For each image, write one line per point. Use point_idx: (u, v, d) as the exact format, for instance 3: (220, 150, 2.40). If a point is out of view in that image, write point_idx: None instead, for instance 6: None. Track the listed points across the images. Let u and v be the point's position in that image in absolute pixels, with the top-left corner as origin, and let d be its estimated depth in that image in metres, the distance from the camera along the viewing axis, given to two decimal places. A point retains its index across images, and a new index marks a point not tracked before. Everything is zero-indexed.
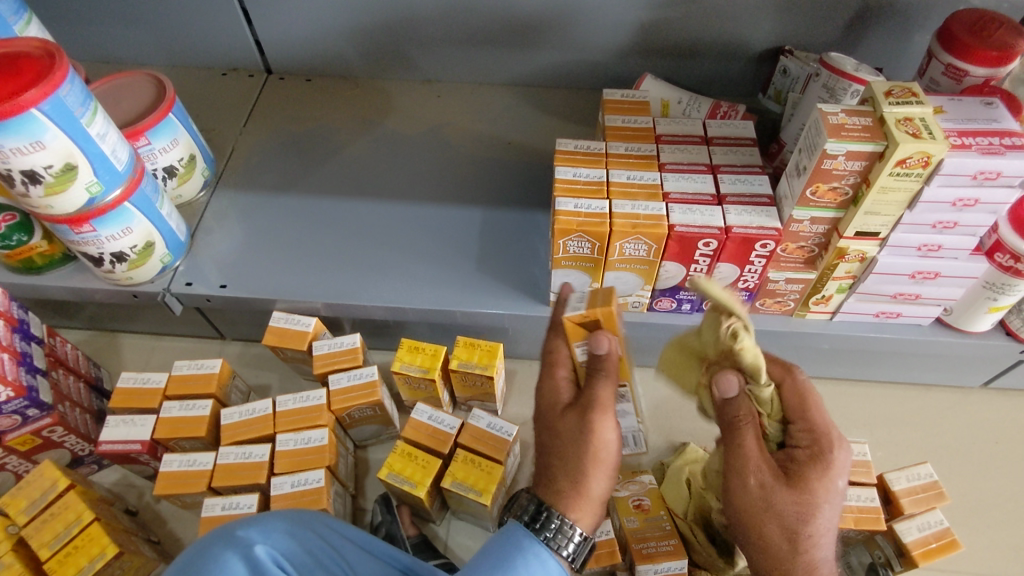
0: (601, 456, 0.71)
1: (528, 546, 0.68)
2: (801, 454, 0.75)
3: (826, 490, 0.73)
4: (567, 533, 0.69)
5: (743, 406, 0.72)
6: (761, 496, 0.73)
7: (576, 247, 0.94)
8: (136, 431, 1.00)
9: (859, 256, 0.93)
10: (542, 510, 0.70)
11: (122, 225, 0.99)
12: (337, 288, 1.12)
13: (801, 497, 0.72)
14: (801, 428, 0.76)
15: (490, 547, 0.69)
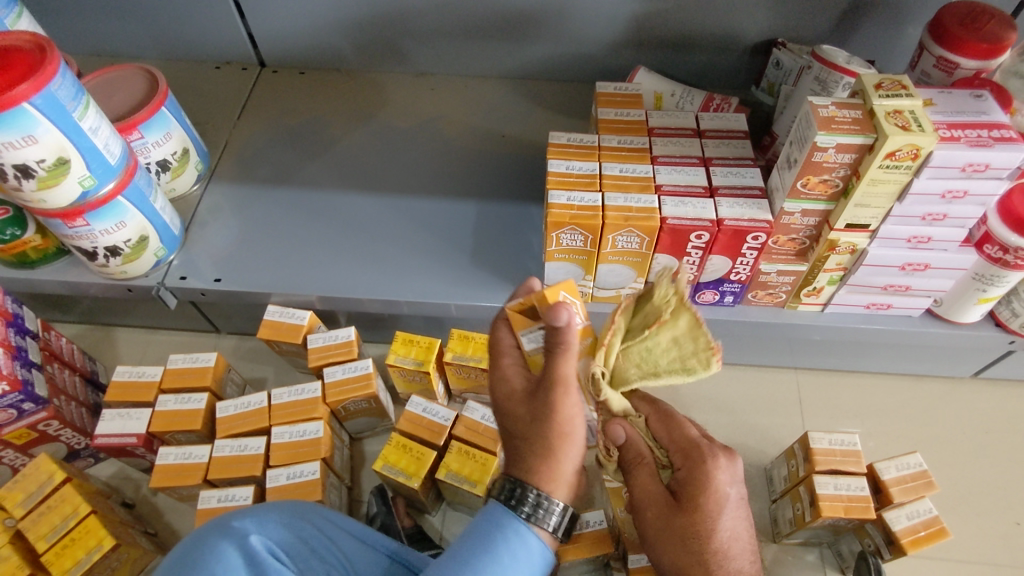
0: (568, 432, 0.64)
1: (507, 526, 0.62)
2: (683, 472, 0.71)
3: (718, 502, 0.68)
4: (549, 509, 0.62)
5: (637, 445, 0.74)
6: (665, 529, 0.70)
7: (569, 240, 0.95)
8: (132, 425, 1.00)
9: (849, 248, 0.94)
10: (519, 486, 0.63)
11: (116, 219, 0.99)
12: (331, 281, 1.12)
13: (696, 512, 0.68)
14: (676, 447, 0.73)
15: (469, 531, 0.64)
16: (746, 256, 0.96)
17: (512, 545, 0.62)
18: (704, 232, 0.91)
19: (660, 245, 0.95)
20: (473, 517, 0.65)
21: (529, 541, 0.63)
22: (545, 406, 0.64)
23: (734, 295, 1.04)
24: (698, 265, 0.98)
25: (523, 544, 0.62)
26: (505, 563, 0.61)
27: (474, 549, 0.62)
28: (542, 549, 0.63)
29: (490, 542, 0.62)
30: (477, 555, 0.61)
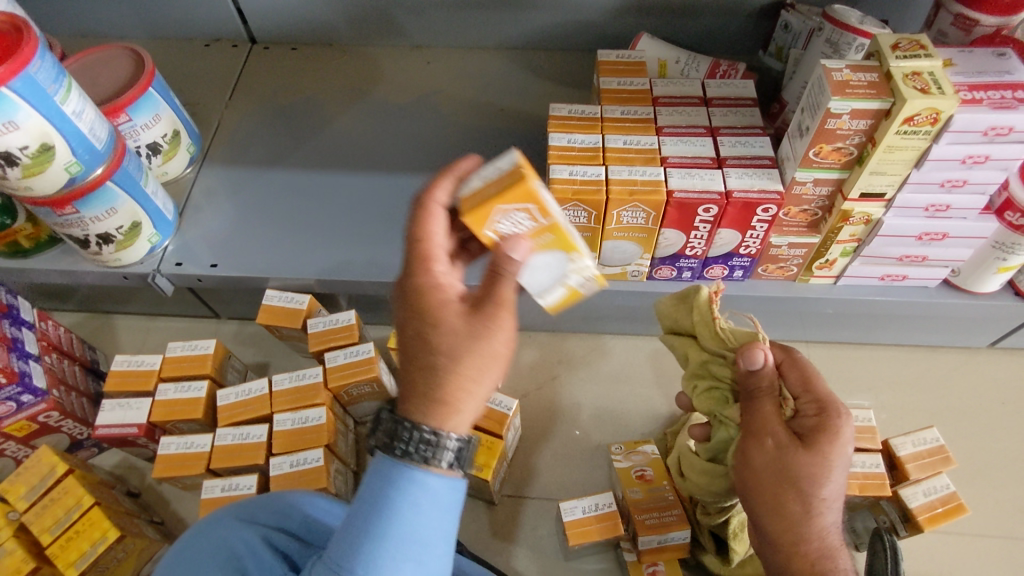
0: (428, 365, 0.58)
1: (397, 474, 0.54)
2: (813, 421, 0.74)
3: (841, 454, 0.71)
4: (437, 445, 0.55)
5: (769, 374, 0.75)
6: (775, 456, 0.72)
7: (572, 217, 0.92)
8: (132, 415, 0.99)
9: (864, 219, 0.90)
10: (399, 427, 0.55)
11: (107, 206, 0.96)
12: (330, 264, 1.09)
13: (815, 458, 0.71)
14: (809, 400, 0.76)
15: (361, 498, 0.55)
16: (756, 229, 0.92)
17: (409, 495, 0.55)
18: (712, 206, 0.88)
19: (666, 220, 0.91)
20: (363, 475, 0.57)
21: (427, 482, 0.55)
22: (466, 334, 0.58)
23: (743, 269, 1.01)
24: (707, 240, 0.95)
25: (421, 490, 0.55)
26: (409, 517, 0.54)
27: (369, 512, 0.54)
28: (445, 484, 0.56)
29: (386, 499, 0.54)
30: (374, 521, 0.54)
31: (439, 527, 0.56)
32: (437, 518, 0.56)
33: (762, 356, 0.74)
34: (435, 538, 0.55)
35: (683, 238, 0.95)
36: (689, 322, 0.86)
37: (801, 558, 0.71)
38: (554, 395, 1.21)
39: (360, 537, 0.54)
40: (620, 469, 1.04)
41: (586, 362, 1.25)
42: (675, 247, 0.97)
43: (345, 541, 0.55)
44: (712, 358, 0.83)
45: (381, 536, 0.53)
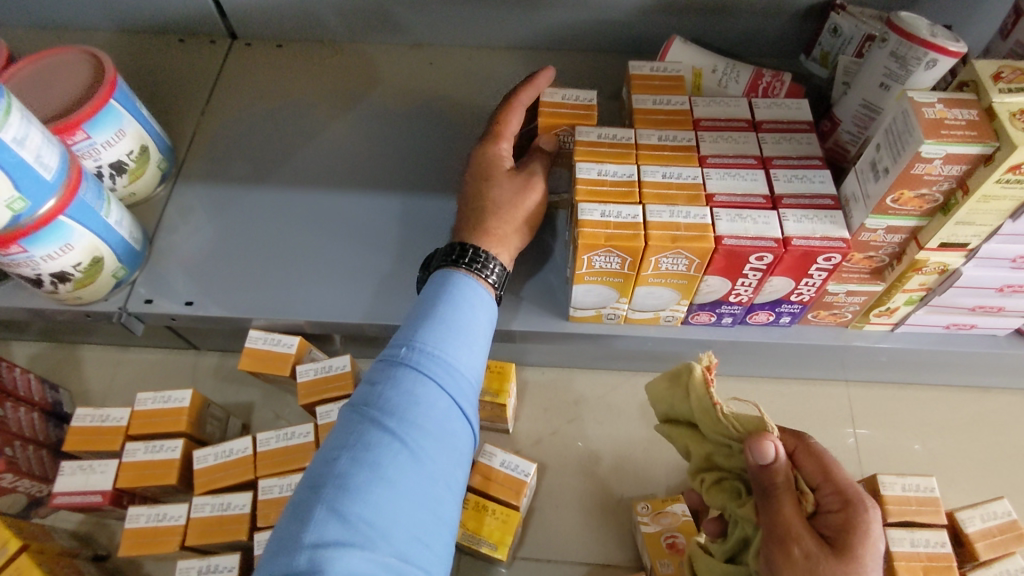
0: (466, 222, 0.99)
1: (461, 280, 0.77)
2: (837, 518, 0.67)
3: (873, 556, 0.65)
4: (487, 265, 0.80)
5: (784, 468, 0.68)
6: (807, 568, 0.64)
7: (602, 262, 0.79)
8: (95, 480, 0.87)
9: (939, 268, 0.78)
10: (467, 250, 0.80)
11: (61, 242, 0.82)
12: (323, 302, 0.97)
13: (850, 566, 0.64)
14: (830, 491, 0.69)
15: (426, 294, 0.76)
16: (813, 278, 0.80)
17: (468, 294, 0.76)
18: (767, 254, 0.76)
19: (711, 267, 0.79)
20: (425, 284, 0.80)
21: (483, 298, 0.78)
22: (519, 190, 0.86)
23: (791, 316, 0.90)
24: (755, 287, 0.83)
25: (475, 295, 0.77)
26: (465, 308, 0.75)
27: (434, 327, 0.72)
28: (489, 298, 0.79)
29: (447, 291, 0.76)
30: (439, 305, 0.74)
31: (484, 329, 0.76)
32: (482, 324, 0.76)
33: (773, 450, 0.67)
34: (478, 335, 0.75)
35: (728, 285, 0.83)
36: (686, 406, 0.78)
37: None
38: (571, 439, 1.10)
39: (422, 323, 0.72)
40: (648, 534, 0.94)
41: (607, 402, 1.13)
42: (717, 293, 0.84)
43: (408, 326, 0.73)
44: (715, 449, 0.77)
45: (440, 322, 0.72)
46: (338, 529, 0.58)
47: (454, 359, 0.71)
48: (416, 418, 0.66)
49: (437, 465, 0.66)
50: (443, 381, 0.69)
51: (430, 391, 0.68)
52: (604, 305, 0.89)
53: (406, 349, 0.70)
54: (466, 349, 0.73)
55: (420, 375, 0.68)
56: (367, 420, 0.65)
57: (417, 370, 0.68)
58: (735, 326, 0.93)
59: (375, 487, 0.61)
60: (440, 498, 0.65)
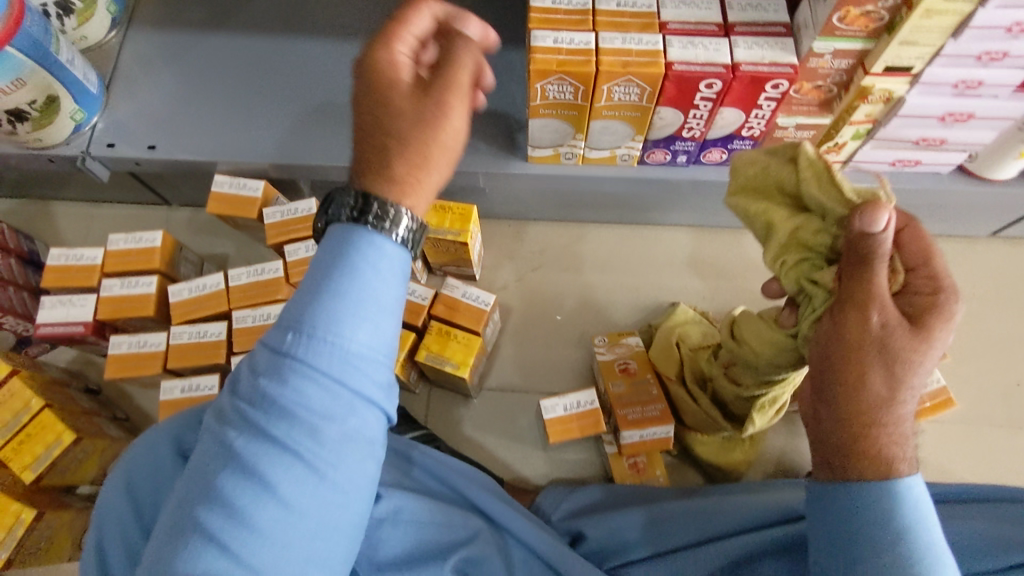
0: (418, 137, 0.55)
1: (360, 238, 0.50)
2: (921, 299, 0.58)
3: (945, 343, 0.57)
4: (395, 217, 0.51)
5: (887, 242, 0.55)
6: (879, 340, 0.56)
7: (555, 92, 0.80)
8: (77, 312, 0.92)
9: (884, 96, 0.80)
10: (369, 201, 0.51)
11: (12, 76, 0.82)
12: (285, 146, 0.98)
13: (922, 345, 0.56)
14: (924, 275, 0.60)
15: (319, 254, 0.51)
16: (762, 109, 0.82)
17: (369, 256, 0.50)
18: (716, 81, 0.77)
19: (663, 97, 0.80)
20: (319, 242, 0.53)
21: (387, 247, 0.51)
22: (415, 113, 0.55)
23: (744, 153, 0.92)
24: (706, 120, 0.85)
25: (377, 254, 0.50)
26: (372, 277, 0.50)
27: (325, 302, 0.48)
28: (400, 257, 0.51)
29: (341, 255, 0.50)
30: (337, 266, 0.49)
31: (399, 287, 0.51)
32: (396, 293, 0.51)
33: (885, 219, 0.55)
34: (389, 311, 0.50)
35: (680, 118, 0.85)
36: (789, 177, 0.65)
37: (867, 442, 0.57)
38: (536, 285, 1.15)
39: (308, 299, 0.48)
40: (604, 362, 1.00)
41: (570, 252, 1.18)
42: (670, 127, 0.86)
43: (293, 300, 0.50)
44: (805, 224, 0.64)
45: (334, 300, 0.48)
46: (209, 564, 0.45)
47: (347, 344, 0.48)
48: (305, 429, 0.47)
49: (343, 480, 0.48)
50: (341, 374, 0.48)
51: (322, 391, 0.47)
52: (562, 142, 0.90)
53: (292, 334, 0.48)
54: (366, 332, 0.49)
55: (299, 368, 0.47)
56: (245, 425, 0.48)
57: (299, 368, 0.47)
58: (689, 167, 0.96)
59: (266, 510, 0.46)
60: (348, 513, 0.49)
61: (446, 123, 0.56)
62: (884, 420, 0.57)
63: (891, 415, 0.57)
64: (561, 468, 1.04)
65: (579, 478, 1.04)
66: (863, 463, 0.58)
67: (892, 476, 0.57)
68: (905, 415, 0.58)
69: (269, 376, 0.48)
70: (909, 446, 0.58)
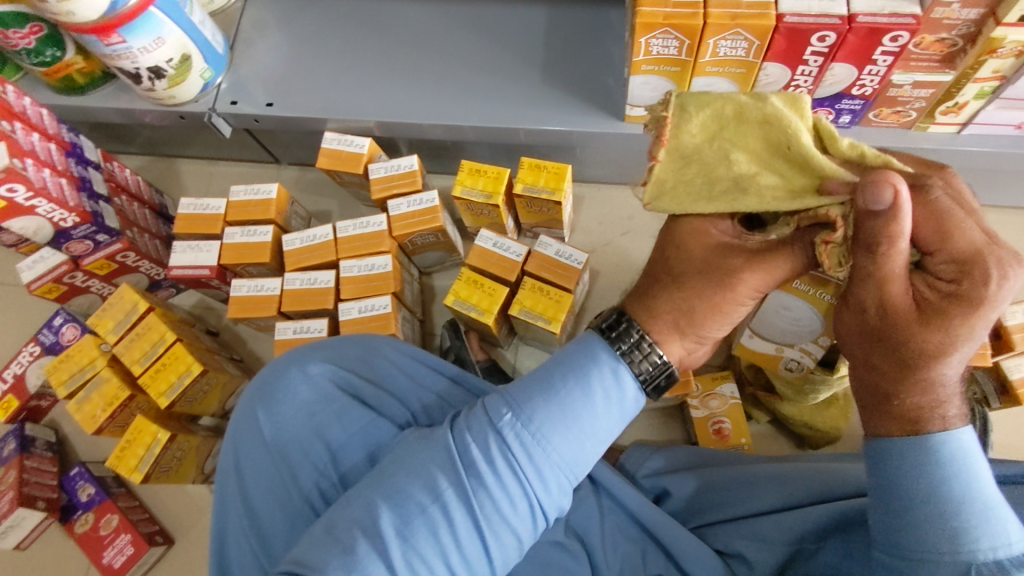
0: (720, 306, 0.56)
1: (602, 364, 0.56)
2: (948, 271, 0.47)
3: (981, 327, 0.46)
4: (651, 359, 0.57)
5: (907, 221, 0.44)
6: (878, 325, 0.48)
7: (660, 46, 0.79)
8: (203, 257, 1.00)
9: (1016, 49, 0.75)
10: (621, 321, 0.58)
11: (154, 35, 0.90)
12: (389, 103, 1.01)
13: (939, 331, 0.46)
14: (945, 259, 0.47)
15: (560, 355, 0.58)
16: (878, 64, 0.79)
17: (604, 381, 0.56)
18: (830, 33, 0.74)
19: (772, 51, 0.78)
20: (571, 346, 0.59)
21: (624, 380, 0.57)
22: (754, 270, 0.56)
23: (853, 112, 0.89)
24: (816, 76, 0.82)
25: (615, 385, 0.56)
26: (599, 401, 0.56)
27: (568, 380, 0.56)
28: (635, 397, 0.58)
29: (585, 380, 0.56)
30: (569, 382, 0.55)
31: (611, 425, 0.56)
32: (613, 428, 0.57)
33: (892, 197, 0.43)
34: (601, 437, 0.56)
35: (787, 74, 0.83)
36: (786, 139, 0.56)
37: (895, 410, 0.51)
38: (624, 250, 1.15)
39: (542, 393, 0.55)
40: (696, 418, 0.99)
41: (660, 218, 1.17)
42: (776, 84, 0.85)
43: (537, 380, 0.56)
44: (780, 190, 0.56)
45: (557, 402, 0.54)
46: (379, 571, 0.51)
47: (556, 455, 0.54)
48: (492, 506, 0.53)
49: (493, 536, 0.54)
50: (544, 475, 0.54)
51: (519, 493, 0.53)
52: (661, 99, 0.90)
53: (512, 414, 0.54)
54: (579, 447, 0.54)
55: (522, 464, 0.53)
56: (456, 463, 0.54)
57: (516, 446, 0.53)
58: None
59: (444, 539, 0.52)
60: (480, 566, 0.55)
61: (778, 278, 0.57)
62: (904, 392, 0.50)
63: (913, 390, 0.49)
64: (645, 430, 1.06)
65: (663, 441, 1.04)
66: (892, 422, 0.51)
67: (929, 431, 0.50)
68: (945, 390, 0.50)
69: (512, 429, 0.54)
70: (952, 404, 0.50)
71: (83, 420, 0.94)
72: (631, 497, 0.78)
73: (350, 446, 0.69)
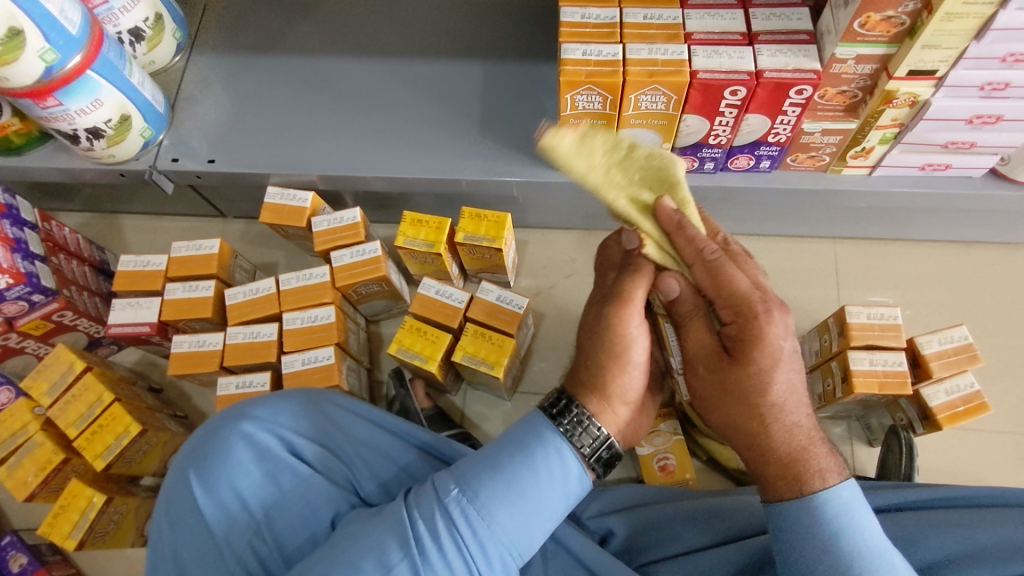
0: (624, 356, 0.62)
1: (548, 441, 0.59)
2: (733, 330, 0.60)
3: (777, 367, 0.59)
4: (590, 432, 0.60)
5: (688, 295, 0.65)
6: (719, 383, 0.61)
7: (585, 102, 0.84)
8: (143, 314, 0.99)
9: (909, 99, 0.81)
10: (562, 399, 0.62)
11: (91, 97, 0.91)
12: (331, 158, 1.04)
13: (749, 371, 0.59)
14: (720, 304, 0.61)
15: (508, 434, 0.61)
16: (787, 114, 0.84)
17: (549, 461, 0.59)
18: (740, 87, 0.79)
19: (689, 105, 0.83)
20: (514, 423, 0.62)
21: (567, 457, 0.59)
22: (592, 325, 0.65)
23: (771, 158, 0.95)
24: (733, 126, 0.87)
25: (560, 463, 0.59)
26: (543, 477, 0.58)
27: (514, 455, 0.59)
28: (579, 474, 0.60)
29: (527, 455, 0.59)
30: (516, 457, 0.59)
31: (555, 502, 0.59)
32: (558, 507, 0.59)
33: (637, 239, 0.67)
34: (546, 514, 0.58)
35: (706, 125, 0.88)
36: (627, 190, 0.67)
37: (773, 464, 0.60)
38: (567, 292, 1.17)
39: (490, 469, 0.58)
40: (642, 456, 1.00)
41: None
42: (696, 134, 0.90)
43: (482, 458, 0.59)
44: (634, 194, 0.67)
45: (502, 479, 0.57)
46: None
47: (500, 531, 0.56)
48: None
49: None
50: (487, 550, 0.56)
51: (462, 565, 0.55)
52: None
53: (458, 489, 0.57)
54: (522, 525, 0.57)
55: (468, 536, 0.56)
56: (403, 541, 0.56)
57: (460, 520, 0.56)
58: (716, 173, 0.99)
59: None
60: None
61: (622, 332, 0.62)
62: (775, 438, 0.60)
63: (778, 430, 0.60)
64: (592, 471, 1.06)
65: (609, 480, 1.05)
66: (780, 481, 0.59)
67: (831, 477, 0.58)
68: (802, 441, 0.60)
69: (459, 507, 0.56)
70: (823, 455, 0.59)
71: (14, 488, 0.91)
72: (572, 539, 0.79)
73: (297, 521, 0.69)
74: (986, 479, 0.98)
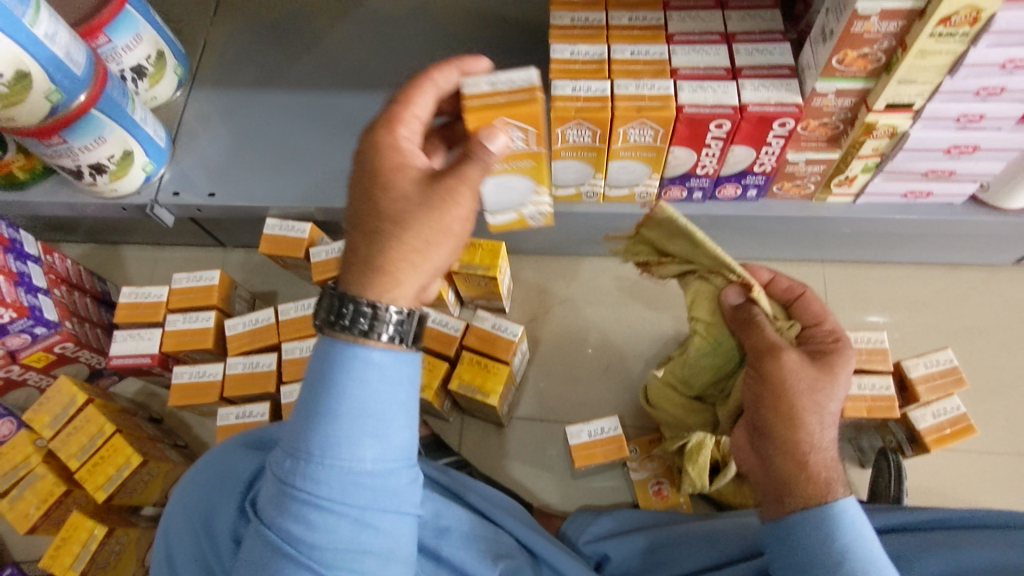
0: (443, 230, 0.58)
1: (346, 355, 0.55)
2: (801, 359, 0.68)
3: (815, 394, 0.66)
4: (381, 316, 0.55)
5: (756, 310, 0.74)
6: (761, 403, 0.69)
7: (575, 136, 0.86)
8: (144, 345, 1.01)
9: (889, 131, 0.84)
10: (345, 305, 0.55)
11: (95, 135, 0.93)
12: (329, 190, 1.06)
13: (817, 379, 0.67)
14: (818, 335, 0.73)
15: (313, 367, 0.56)
16: (772, 145, 0.87)
17: (355, 370, 0.55)
18: (725, 121, 0.82)
19: (676, 137, 0.86)
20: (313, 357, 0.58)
21: (371, 356, 0.55)
22: (420, 202, 0.58)
23: (758, 186, 0.97)
24: (719, 156, 0.90)
25: (365, 365, 0.55)
26: (362, 385, 0.55)
27: (324, 386, 0.55)
28: (394, 355, 0.56)
29: (336, 380, 0.55)
30: (324, 393, 0.55)
31: (395, 390, 0.56)
32: (402, 392, 0.57)
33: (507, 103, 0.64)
34: (389, 410, 0.56)
35: (693, 157, 0.90)
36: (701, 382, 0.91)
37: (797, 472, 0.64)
38: (562, 318, 1.18)
39: (306, 420, 0.55)
40: (637, 479, 1.02)
41: (595, 284, 1.21)
42: (684, 165, 0.92)
43: (300, 411, 0.56)
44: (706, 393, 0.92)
45: (324, 416, 0.54)
46: None
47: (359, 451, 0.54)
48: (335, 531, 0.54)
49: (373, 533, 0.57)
50: (355, 472, 0.54)
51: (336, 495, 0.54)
52: (582, 181, 0.97)
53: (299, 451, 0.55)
54: (377, 435, 0.55)
55: (326, 473, 0.54)
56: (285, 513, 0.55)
57: (313, 472, 0.54)
58: (706, 202, 1.02)
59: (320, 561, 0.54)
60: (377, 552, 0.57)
61: (453, 242, 0.59)
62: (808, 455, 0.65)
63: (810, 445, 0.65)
64: (589, 496, 1.06)
65: (607, 504, 1.06)
66: (805, 488, 0.63)
67: (825, 499, 0.62)
68: (821, 456, 0.65)
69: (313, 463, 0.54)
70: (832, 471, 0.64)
71: (15, 520, 0.91)
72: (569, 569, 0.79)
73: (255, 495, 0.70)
74: (977, 498, 0.99)
